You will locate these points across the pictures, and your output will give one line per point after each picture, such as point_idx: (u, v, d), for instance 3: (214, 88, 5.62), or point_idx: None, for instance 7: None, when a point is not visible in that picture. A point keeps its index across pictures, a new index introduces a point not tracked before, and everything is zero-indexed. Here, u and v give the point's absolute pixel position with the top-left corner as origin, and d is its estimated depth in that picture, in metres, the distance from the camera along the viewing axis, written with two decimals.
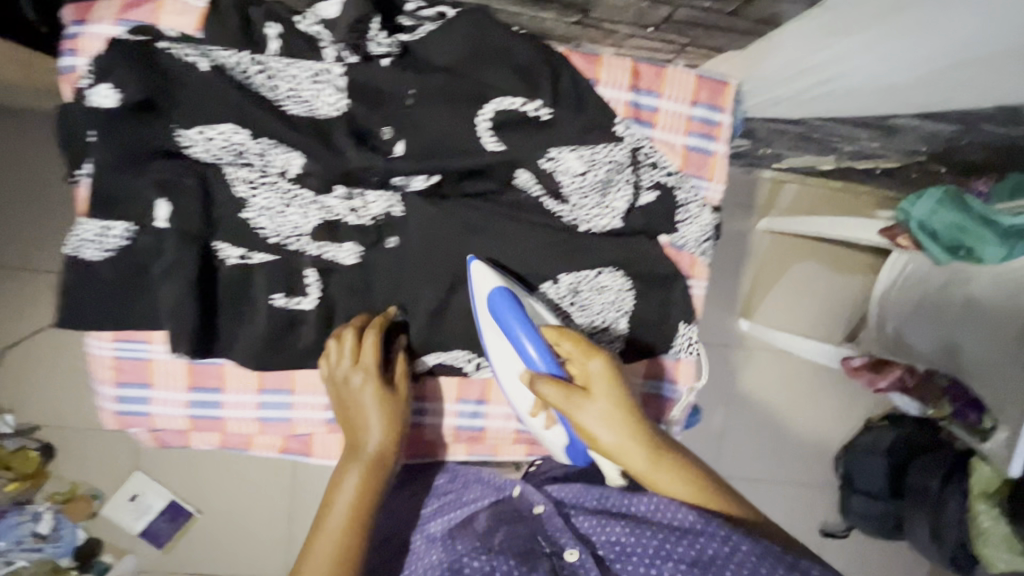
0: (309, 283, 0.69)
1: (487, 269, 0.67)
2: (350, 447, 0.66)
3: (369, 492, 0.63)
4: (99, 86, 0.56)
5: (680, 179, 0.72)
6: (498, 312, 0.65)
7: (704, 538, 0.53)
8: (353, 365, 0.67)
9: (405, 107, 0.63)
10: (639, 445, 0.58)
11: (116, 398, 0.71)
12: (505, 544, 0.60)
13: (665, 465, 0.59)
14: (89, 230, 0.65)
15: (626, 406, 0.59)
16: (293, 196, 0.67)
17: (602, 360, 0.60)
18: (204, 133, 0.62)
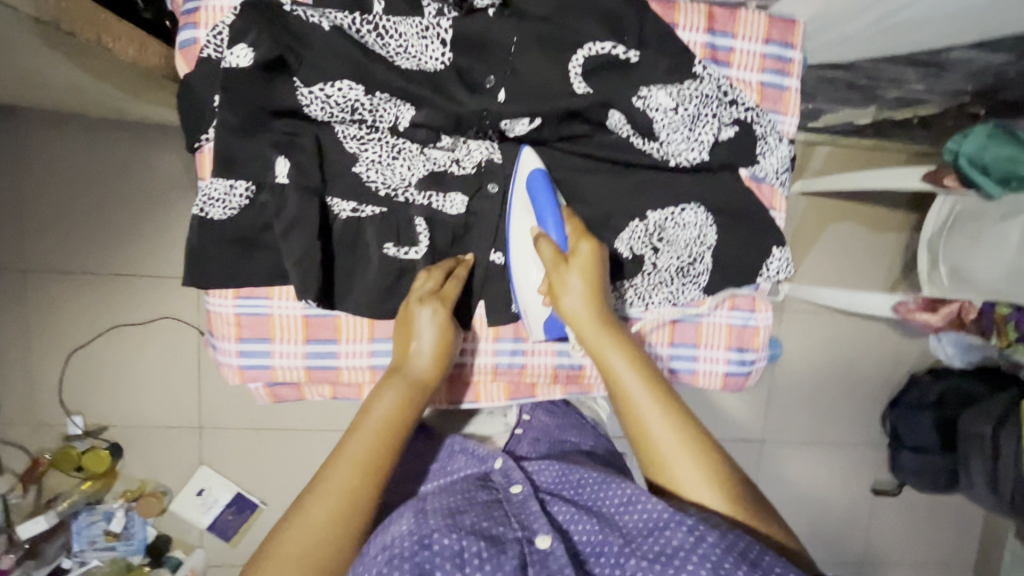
0: (420, 233, 0.73)
1: (535, 155, 0.72)
2: (397, 365, 0.70)
3: (403, 414, 0.66)
4: (237, 46, 0.62)
5: (759, 114, 0.75)
6: (535, 197, 0.70)
7: (670, 532, 0.52)
8: (433, 292, 0.71)
9: (508, 55, 0.68)
10: (597, 319, 0.67)
11: (238, 353, 0.75)
12: (478, 520, 0.58)
13: (619, 342, 0.66)
14: (214, 191, 0.68)
15: (597, 283, 0.68)
16: (400, 149, 0.71)
17: (587, 239, 0.68)
18: (323, 90, 0.66)
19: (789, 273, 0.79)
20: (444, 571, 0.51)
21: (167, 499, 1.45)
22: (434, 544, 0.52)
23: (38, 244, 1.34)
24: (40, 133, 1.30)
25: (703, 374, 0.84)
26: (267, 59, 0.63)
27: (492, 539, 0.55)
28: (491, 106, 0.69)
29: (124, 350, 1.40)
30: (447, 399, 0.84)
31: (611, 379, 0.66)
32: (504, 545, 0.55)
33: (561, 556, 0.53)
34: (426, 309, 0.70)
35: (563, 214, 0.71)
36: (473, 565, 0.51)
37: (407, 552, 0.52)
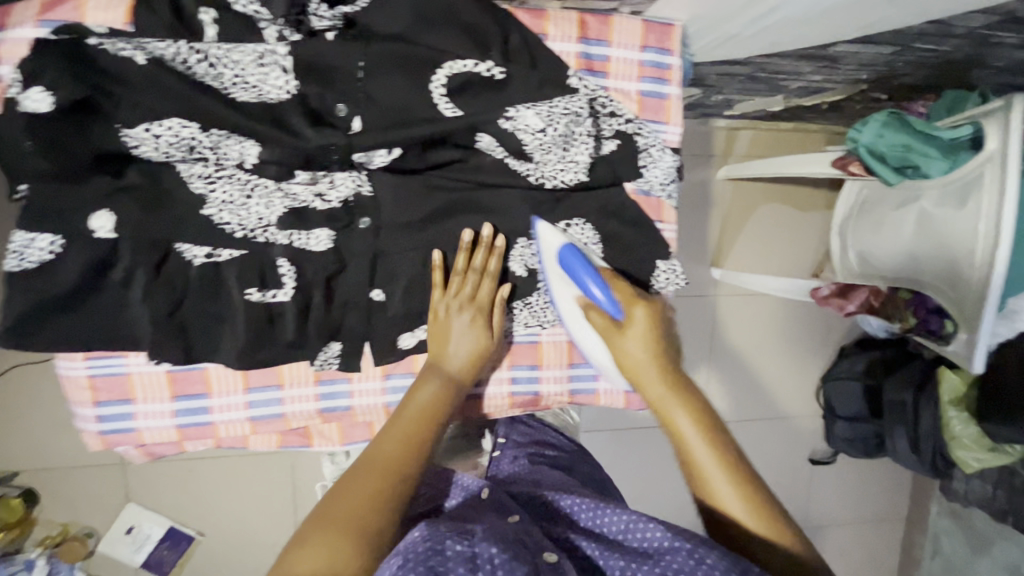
0: (283, 275, 0.67)
1: (551, 229, 0.70)
2: (434, 360, 0.69)
3: (440, 406, 0.66)
4: (32, 88, 0.56)
5: (641, 125, 0.72)
6: (568, 268, 0.69)
7: (671, 556, 0.49)
8: (468, 299, 0.69)
9: (358, 81, 0.62)
10: (659, 376, 0.64)
11: (97, 418, 0.68)
12: (496, 527, 0.52)
13: (683, 398, 0.62)
14: (13, 241, 0.61)
15: (659, 339, 0.66)
16: (254, 186, 0.65)
17: (642, 303, 0.67)
18: (152, 130, 0.60)
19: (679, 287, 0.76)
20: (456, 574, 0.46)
21: (93, 541, 1.38)
22: (448, 550, 0.47)
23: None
24: None
25: (603, 394, 0.81)
26: (73, 99, 0.57)
27: (505, 543, 0.50)
28: (336, 142, 0.63)
29: (17, 394, 1.29)
30: (337, 440, 0.78)
31: (672, 435, 0.62)
32: (521, 549, 0.49)
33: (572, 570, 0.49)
34: (463, 313, 0.69)
35: (608, 277, 0.69)
36: (487, 571, 0.46)
37: (417, 557, 0.47)
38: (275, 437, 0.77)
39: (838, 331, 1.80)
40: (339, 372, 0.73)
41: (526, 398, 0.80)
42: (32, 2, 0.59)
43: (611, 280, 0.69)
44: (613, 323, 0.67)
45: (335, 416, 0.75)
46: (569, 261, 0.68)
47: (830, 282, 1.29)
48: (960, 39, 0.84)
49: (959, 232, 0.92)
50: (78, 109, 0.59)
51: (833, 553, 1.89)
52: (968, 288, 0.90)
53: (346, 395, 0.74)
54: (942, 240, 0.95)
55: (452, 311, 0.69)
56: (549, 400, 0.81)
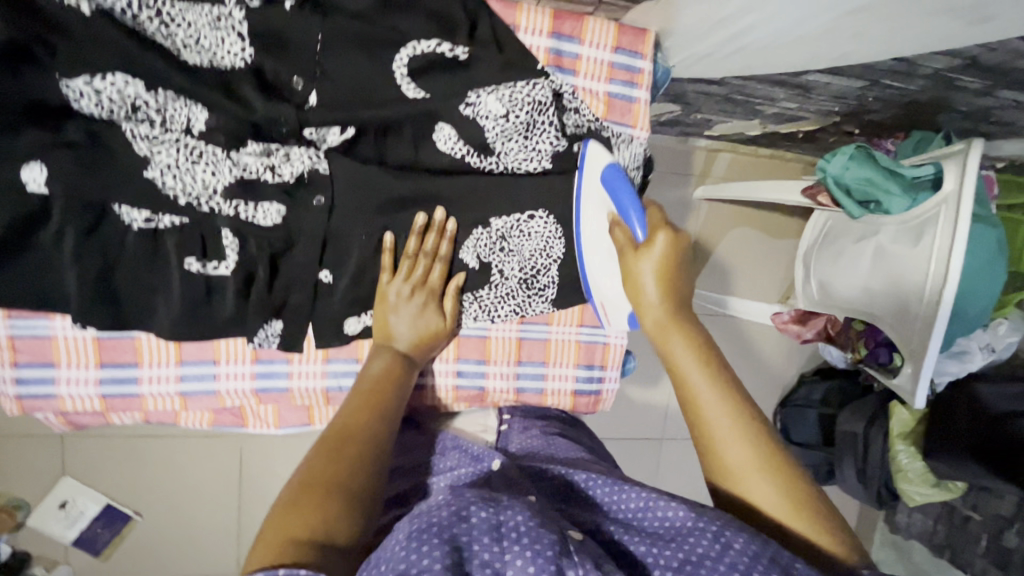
0: (226, 246, 0.65)
1: (600, 151, 0.68)
2: (383, 338, 0.68)
3: (390, 376, 0.64)
4: None
5: (602, 122, 0.73)
6: (611, 189, 0.64)
7: (694, 537, 0.47)
8: (416, 282, 0.68)
9: (316, 55, 0.61)
10: (672, 306, 0.58)
11: (14, 381, 0.65)
12: (519, 498, 0.51)
13: (686, 330, 0.58)
14: None
15: (676, 271, 0.59)
16: (200, 153, 0.62)
17: (666, 228, 0.58)
18: (93, 83, 0.58)
19: None
20: (482, 544, 0.44)
21: (22, 513, 1.32)
22: (471, 517, 0.45)
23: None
24: None
25: (550, 393, 0.81)
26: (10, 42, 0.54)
27: (535, 512, 0.48)
28: (286, 114, 0.62)
29: None
30: (270, 423, 0.77)
31: (674, 371, 0.57)
32: (548, 520, 0.47)
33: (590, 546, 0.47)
34: (415, 295, 0.68)
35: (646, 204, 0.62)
36: (512, 539, 0.44)
37: (439, 524, 0.44)
38: (207, 415, 0.74)
39: (800, 358, 1.83)
40: (278, 352, 0.71)
41: (472, 393, 0.79)
42: None
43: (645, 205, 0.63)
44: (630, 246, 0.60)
45: (271, 397, 0.73)
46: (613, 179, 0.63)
47: (791, 308, 1.30)
48: (924, 79, 0.86)
49: (913, 268, 0.93)
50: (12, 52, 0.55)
51: None
52: (919, 320, 0.91)
53: (284, 376, 0.73)
54: (900, 276, 0.96)
55: (401, 293, 0.68)
56: (495, 397, 0.80)
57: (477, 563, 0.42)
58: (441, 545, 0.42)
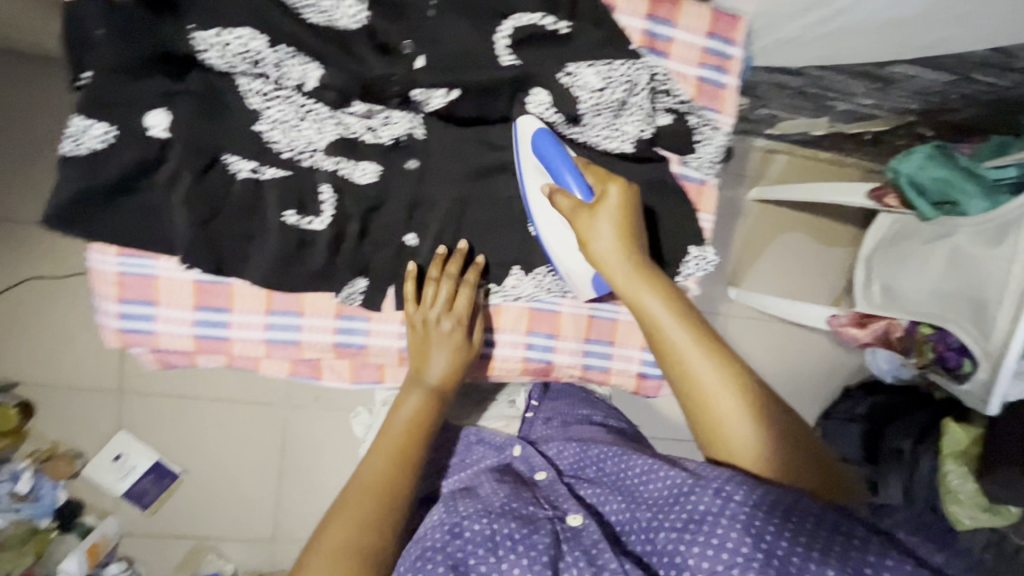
0: (323, 201, 0.68)
1: (536, 119, 0.67)
2: (417, 371, 0.71)
3: (422, 417, 0.68)
4: None
5: (693, 107, 0.72)
6: (543, 156, 0.66)
7: (696, 497, 0.53)
8: (444, 309, 0.70)
9: (427, 20, 0.64)
10: (632, 261, 0.64)
11: (118, 315, 0.69)
12: (508, 502, 0.60)
13: (654, 283, 0.63)
14: (71, 127, 0.63)
15: (628, 221, 0.65)
16: (308, 110, 0.65)
17: (613, 181, 0.65)
18: (221, 36, 0.61)
19: (707, 272, 0.78)
20: (477, 557, 0.55)
21: (81, 462, 1.36)
22: (465, 532, 0.56)
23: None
24: None
25: (614, 373, 0.82)
26: None
27: (524, 521, 0.58)
28: (400, 73, 0.65)
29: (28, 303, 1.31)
30: (346, 378, 0.79)
31: (647, 321, 0.62)
32: (538, 524, 0.58)
33: (594, 532, 0.57)
34: (445, 316, 0.70)
35: (579, 165, 0.66)
36: (504, 550, 0.55)
37: (440, 542, 0.56)
38: (287, 364, 0.77)
39: (846, 370, 1.79)
40: (359, 309, 0.73)
41: (539, 366, 0.80)
42: None
43: (581, 168, 0.66)
44: (581, 203, 0.65)
45: (349, 352, 0.75)
46: (549, 150, 0.65)
47: (850, 310, 1.26)
48: (1018, 73, 0.84)
49: (993, 270, 0.91)
50: (156, 2, 0.59)
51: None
52: (995, 321, 0.89)
53: (363, 333, 0.75)
54: (978, 278, 0.94)
55: (440, 319, 0.70)
56: (561, 371, 0.81)
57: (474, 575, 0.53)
58: (443, 562, 0.54)
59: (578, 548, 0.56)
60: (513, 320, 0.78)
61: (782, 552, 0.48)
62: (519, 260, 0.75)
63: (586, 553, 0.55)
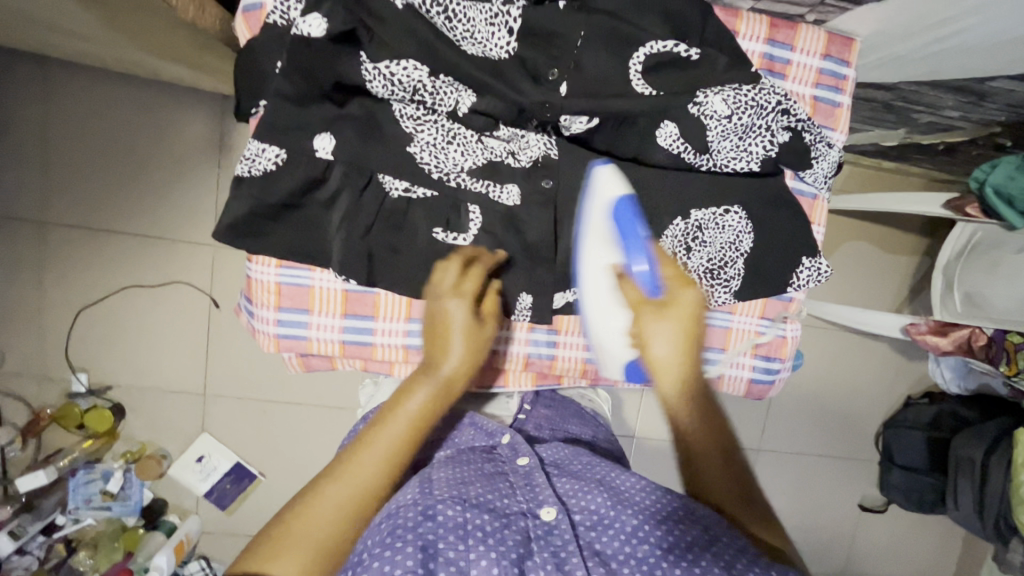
0: (471, 219, 0.73)
1: (613, 175, 0.70)
2: (429, 363, 0.71)
3: (430, 413, 0.68)
4: (310, 15, 0.63)
5: (810, 125, 0.75)
6: (620, 227, 0.69)
7: (669, 523, 0.62)
8: (454, 287, 0.70)
9: (574, 48, 0.68)
10: (678, 364, 0.70)
11: (276, 322, 0.75)
12: (484, 492, 0.65)
13: (692, 392, 0.71)
14: (250, 150, 0.69)
15: (690, 323, 0.70)
16: (455, 134, 0.70)
17: (689, 288, 0.70)
18: (389, 68, 0.67)
19: (818, 282, 0.81)
20: (446, 542, 0.58)
21: (166, 462, 1.51)
22: (438, 516, 0.60)
23: (73, 200, 1.43)
24: (87, 92, 1.40)
25: (727, 379, 0.85)
26: (340, 30, 0.64)
27: (498, 513, 0.62)
28: (553, 99, 0.69)
29: (132, 312, 1.48)
30: (479, 382, 0.87)
31: (673, 420, 0.72)
32: (511, 518, 0.62)
33: (565, 532, 0.62)
34: (454, 301, 0.70)
35: (654, 252, 0.69)
36: (475, 536, 0.59)
37: (412, 521, 0.59)
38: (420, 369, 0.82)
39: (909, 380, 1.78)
40: None
41: None
42: None
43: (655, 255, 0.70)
44: (646, 300, 0.69)
45: None
46: (633, 254, 0.68)
47: (928, 319, 1.27)
48: None
49: None
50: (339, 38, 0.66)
51: None
52: None
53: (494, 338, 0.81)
54: None
55: (450, 307, 0.70)
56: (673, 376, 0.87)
57: (442, 559, 0.56)
58: (413, 542, 0.56)
59: (548, 547, 0.61)
60: None
61: None
62: None
63: (554, 553, 0.60)
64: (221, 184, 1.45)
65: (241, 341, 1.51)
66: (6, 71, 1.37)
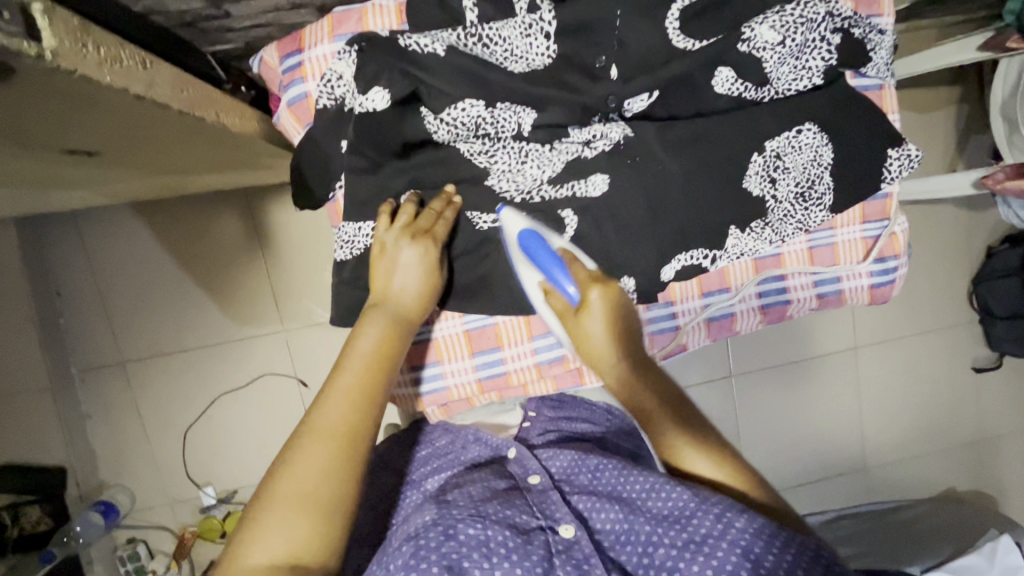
0: (567, 222, 0.72)
1: (515, 213, 0.68)
2: (380, 299, 0.66)
3: (391, 349, 0.63)
4: (372, 90, 0.66)
5: (857, 19, 0.74)
6: (532, 253, 0.65)
7: (697, 520, 0.54)
8: (401, 224, 0.68)
9: (615, 29, 0.68)
10: (615, 358, 0.63)
11: (415, 381, 0.82)
12: (503, 509, 0.60)
13: (644, 376, 0.62)
14: (346, 232, 0.72)
15: (618, 323, 0.63)
16: (528, 152, 0.72)
17: (597, 285, 0.62)
18: (449, 115, 0.69)
19: (912, 167, 0.79)
20: (472, 560, 0.53)
21: None
22: (460, 534, 0.54)
23: (144, 334, 1.48)
24: (125, 230, 1.45)
25: (848, 292, 0.84)
26: (403, 96, 0.67)
27: (517, 530, 0.57)
28: (610, 89, 0.70)
29: (232, 416, 1.52)
30: None
31: (637, 416, 0.62)
32: (531, 535, 0.57)
33: (586, 545, 0.56)
34: (409, 242, 0.67)
35: (568, 262, 0.64)
36: (497, 555, 0.54)
37: (433, 541, 0.54)
38: (552, 381, 0.85)
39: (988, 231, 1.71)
40: None
41: (776, 308, 0.84)
42: (322, 24, 0.70)
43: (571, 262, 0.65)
44: (571, 312, 0.64)
45: None
46: (546, 262, 0.64)
47: (1003, 166, 1.19)
48: None
49: None
50: (401, 102, 0.68)
51: (1017, 466, 1.76)
52: None
53: None
54: None
55: (402, 244, 0.67)
56: (796, 308, 0.84)
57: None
58: (438, 563, 0.52)
59: (570, 562, 0.55)
60: (742, 274, 0.81)
61: (769, 561, 0.50)
62: (734, 219, 0.76)
63: (577, 565, 0.54)
64: (272, 272, 1.48)
65: None
66: (49, 236, 1.42)
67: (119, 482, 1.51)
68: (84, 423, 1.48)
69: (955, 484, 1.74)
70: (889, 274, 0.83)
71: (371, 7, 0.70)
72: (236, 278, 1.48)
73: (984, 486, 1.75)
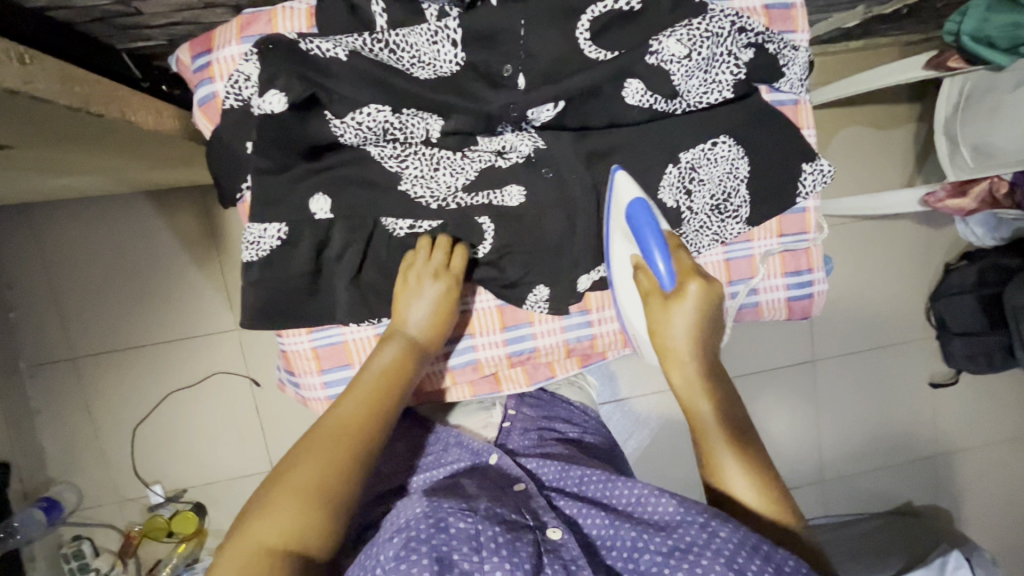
0: (485, 229, 0.74)
1: (630, 183, 0.70)
2: (398, 326, 0.71)
3: (400, 369, 0.68)
4: (269, 92, 0.66)
5: (770, 34, 0.74)
6: (637, 228, 0.67)
7: (683, 528, 0.52)
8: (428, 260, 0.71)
9: (520, 38, 0.68)
10: (693, 351, 0.65)
11: (323, 385, 0.79)
12: (492, 507, 0.58)
13: (712, 385, 0.64)
14: (250, 234, 0.71)
15: (704, 320, 0.65)
16: (439, 160, 0.73)
17: (699, 279, 0.64)
18: (355, 118, 0.69)
19: (826, 183, 0.80)
20: (461, 553, 0.51)
21: None
22: (450, 527, 0.52)
23: (94, 330, 1.47)
24: (76, 225, 1.43)
25: (765, 305, 0.84)
26: (302, 98, 0.66)
27: (507, 526, 0.55)
28: (516, 99, 0.70)
29: (183, 415, 1.51)
30: (524, 381, 0.86)
31: (692, 413, 0.64)
32: (520, 532, 0.55)
33: (574, 548, 0.54)
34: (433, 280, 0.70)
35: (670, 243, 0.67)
36: (488, 548, 0.51)
37: (424, 534, 0.51)
38: (468, 388, 0.84)
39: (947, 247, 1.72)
40: (523, 315, 0.81)
41: None
42: (231, 24, 0.71)
43: (675, 251, 0.67)
44: (661, 294, 0.66)
45: (523, 356, 0.83)
46: (639, 222, 0.66)
47: (945, 184, 1.22)
48: None
49: None
50: (302, 104, 0.68)
51: (973, 480, 1.76)
52: None
53: (529, 336, 0.82)
54: None
55: (421, 283, 0.70)
56: None
57: (457, 571, 0.49)
58: (427, 555, 0.50)
59: (558, 561, 0.53)
60: None
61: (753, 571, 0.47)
62: None
63: (565, 564, 0.52)
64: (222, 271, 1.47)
65: (291, 410, 1.54)
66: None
67: (66, 480, 1.49)
68: (32, 419, 1.46)
69: (911, 497, 1.74)
70: (805, 288, 0.84)
71: (281, 9, 0.71)
72: (185, 275, 1.47)
73: (940, 499, 1.75)
